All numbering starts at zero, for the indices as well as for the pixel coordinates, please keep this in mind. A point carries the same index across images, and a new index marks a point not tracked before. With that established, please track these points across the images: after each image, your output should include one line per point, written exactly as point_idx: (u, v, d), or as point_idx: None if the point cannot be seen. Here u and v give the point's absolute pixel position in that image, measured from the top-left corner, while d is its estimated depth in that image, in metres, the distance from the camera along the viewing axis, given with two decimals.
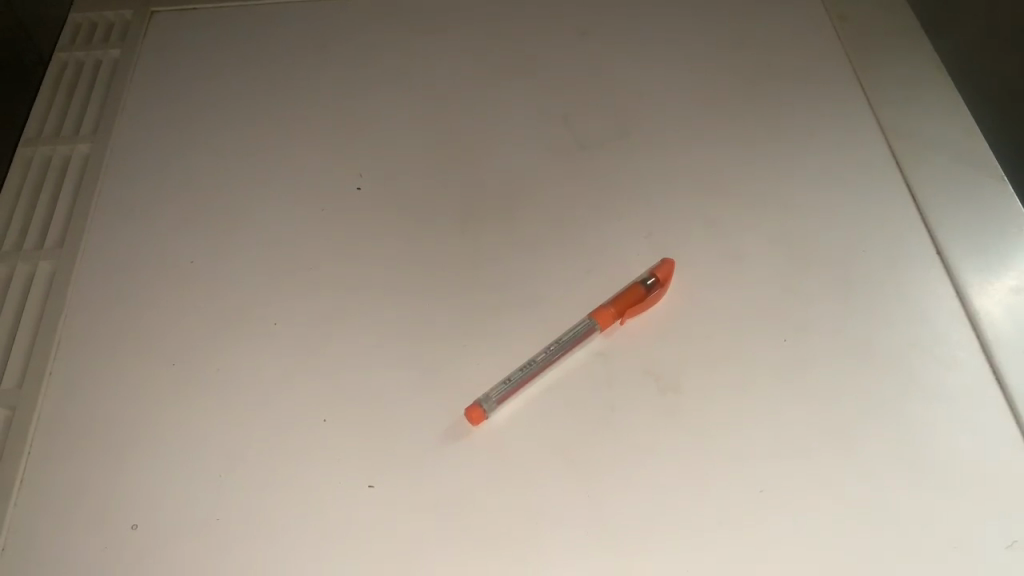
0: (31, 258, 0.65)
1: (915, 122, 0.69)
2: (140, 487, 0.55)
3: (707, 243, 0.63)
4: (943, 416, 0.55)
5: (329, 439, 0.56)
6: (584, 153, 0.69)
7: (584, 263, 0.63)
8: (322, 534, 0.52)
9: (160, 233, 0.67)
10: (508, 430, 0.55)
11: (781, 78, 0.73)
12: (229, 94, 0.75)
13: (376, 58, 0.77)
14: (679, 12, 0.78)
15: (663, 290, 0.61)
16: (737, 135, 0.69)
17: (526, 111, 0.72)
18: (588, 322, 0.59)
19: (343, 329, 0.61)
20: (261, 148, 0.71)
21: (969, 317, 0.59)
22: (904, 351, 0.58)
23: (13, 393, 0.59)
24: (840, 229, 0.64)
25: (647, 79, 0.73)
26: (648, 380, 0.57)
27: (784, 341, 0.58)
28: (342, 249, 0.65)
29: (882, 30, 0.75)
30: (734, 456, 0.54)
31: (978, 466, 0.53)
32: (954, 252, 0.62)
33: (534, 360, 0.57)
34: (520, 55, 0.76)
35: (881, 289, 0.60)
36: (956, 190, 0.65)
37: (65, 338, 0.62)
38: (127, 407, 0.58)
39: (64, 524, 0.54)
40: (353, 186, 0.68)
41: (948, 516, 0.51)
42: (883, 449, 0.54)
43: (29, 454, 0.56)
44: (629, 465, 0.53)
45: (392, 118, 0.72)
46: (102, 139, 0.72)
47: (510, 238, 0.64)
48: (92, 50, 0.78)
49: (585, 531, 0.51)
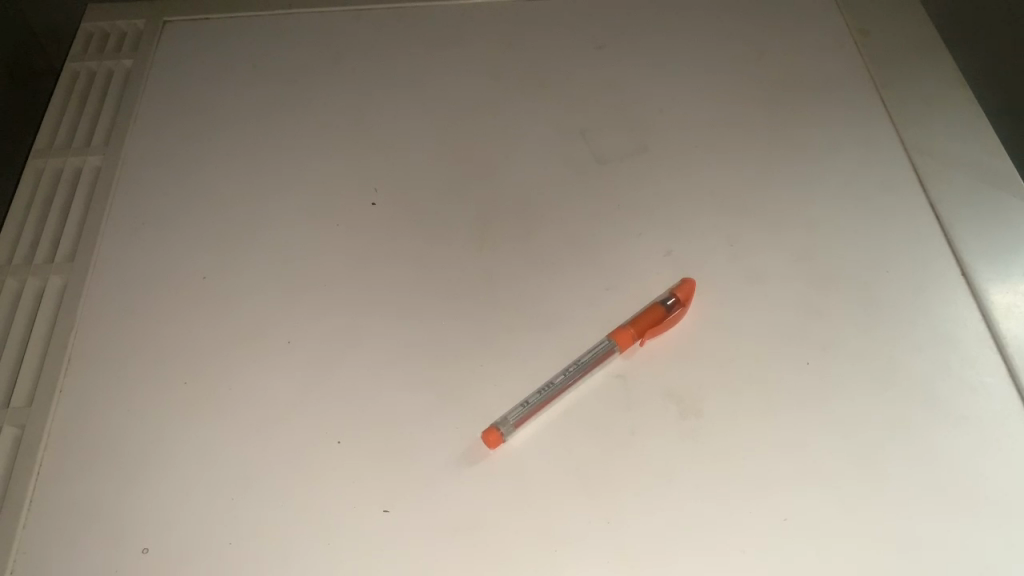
0: (42, 271, 0.64)
1: (938, 139, 0.68)
2: (152, 510, 0.54)
3: (729, 262, 0.62)
4: (971, 444, 0.53)
5: (344, 461, 0.55)
6: (602, 169, 0.68)
7: (602, 283, 0.62)
8: (337, 560, 0.51)
9: (171, 248, 0.66)
10: (527, 454, 0.54)
11: (803, 93, 0.72)
12: (243, 105, 0.75)
13: (393, 70, 0.76)
14: (698, 24, 0.77)
15: (683, 310, 0.59)
16: (756, 150, 0.68)
17: (544, 125, 0.71)
18: (608, 342, 0.57)
19: (357, 348, 0.60)
20: (274, 160, 0.71)
21: (997, 341, 0.58)
22: (929, 372, 0.56)
23: (24, 410, 0.58)
24: (862, 247, 0.63)
25: (666, 93, 0.72)
26: (668, 404, 0.56)
27: (807, 364, 0.57)
28: (357, 265, 0.64)
29: (904, 46, 0.74)
30: (758, 480, 0.52)
31: (1007, 496, 0.51)
32: (980, 273, 0.61)
33: (553, 381, 0.56)
34: (538, 68, 0.75)
35: (906, 311, 0.59)
36: (981, 209, 0.64)
37: (76, 353, 0.61)
38: (138, 426, 0.57)
39: (73, 545, 0.53)
40: (369, 201, 0.67)
41: (978, 546, 0.50)
42: (910, 475, 0.52)
43: (39, 474, 0.55)
44: (652, 493, 0.52)
45: (409, 131, 0.72)
46: (114, 150, 0.71)
47: (526, 256, 0.63)
48: (105, 60, 0.78)
49: (607, 558, 0.50)
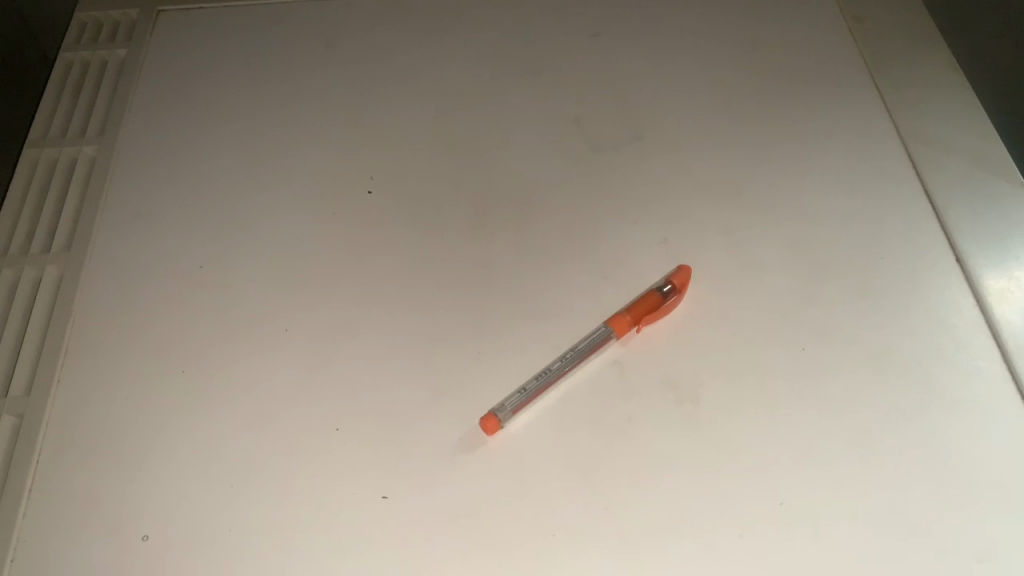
0: (38, 261, 0.64)
1: (932, 126, 0.68)
2: (152, 498, 0.54)
3: (724, 249, 0.63)
4: (965, 428, 0.54)
5: (343, 449, 0.55)
6: (598, 157, 0.68)
7: (598, 271, 0.62)
8: (336, 546, 0.51)
9: (167, 238, 0.66)
10: (525, 441, 0.54)
11: (798, 81, 0.72)
12: (238, 94, 0.74)
13: (388, 60, 0.76)
14: (693, 12, 0.77)
15: (679, 297, 0.60)
16: (751, 138, 0.69)
17: (539, 114, 0.71)
18: (604, 329, 0.58)
19: (354, 337, 0.60)
20: (268, 150, 0.71)
21: (991, 326, 0.58)
22: (923, 358, 0.57)
23: (22, 400, 0.58)
24: (857, 234, 0.63)
25: (661, 81, 0.73)
26: (664, 390, 0.56)
27: (802, 350, 0.57)
28: (353, 255, 0.64)
29: (898, 33, 0.74)
30: (754, 465, 0.53)
31: (1000, 479, 0.52)
32: (974, 259, 0.61)
33: (550, 368, 0.56)
34: (534, 57, 0.75)
35: (901, 297, 0.60)
36: (975, 196, 0.64)
37: (73, 343, 0.61)
38: (138, 415, 0.57)
39: (72, 535, 0.53)
40: (365, 191, 0.67)
41: (971, 529, 0.50)
42: (904, 459, 0.53)
43: (38, 464, 0.56)
44: (650, 478, 0.53)
45: (404, 121, 0.71)
46: (109, 140, 0.71)
47: (523, 245, 0.64)
48: (98, 50, 0.77)
49: (605, 543, 0.51)
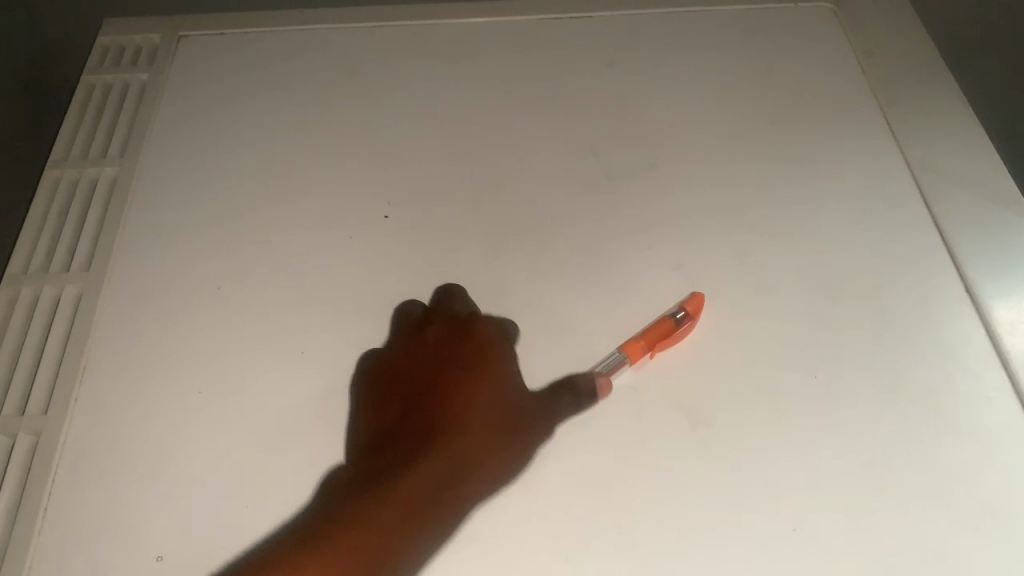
0: (58, 280, 0.65)
1: (941, 158, 0.69)
2: (167, 517, 0.54)
3: (737, 276, 0.63)
4: (976, 457, 0.54)
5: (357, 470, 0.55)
6: (612, 184, 0.69)
7: (612, 296, 0.62)
8: None
9: (185, 258, 0.66)
10: (539, 464, 0.55)
11: (808, 111, 0.73)
12: (257, 118, 0.76)
13: (404, 86, 0.77)
14: (706, 43, 0.79)
15: (693, 323, 0.60)
16: (762, 167, 0.69)
17: (553, 141, 0.72)
18: (619, 355, 0.58)
19: (370, 359, 0.60)
20: (286, 173, 0.71)
21: (1002, 356, 0.58)
22: (935, 386, 0.57)
23: (40, 417, 0.58)
24: (869, 263, 0.63)
25: (674, 110, 0.74)
26: (678, 415, 0.56)
27: (816, 378, 0.58)
28: (369, 278, 0.64)
29: (907, 66, 0.76)
30: (768, 492, 0.53)
31: (1012, 509, 0.52)
32: (984, 289, 0.62)
33: (565, 393, 0.57)
34: (549, 85, 0.76)
35: (913, 325, 0.60)
36: (985, 227, 0.65)
37: (91, 361, 0.61)
38: (155, 434, 0.57)
39: (87, 553, 0.53)
40: (382, 215, 0.68)
41: (983, 558, 0.50)
42: (917, 486, 0.53)
43: (54, 481, 0.56)
44: (663, 503, 0.53)
45: (420, 146, 0.72)
46: (130, 161, 0.72)
47: (537, 269, 0.64)
48: (121, 73, 0.79)
49: (618, 567, 0.51)
